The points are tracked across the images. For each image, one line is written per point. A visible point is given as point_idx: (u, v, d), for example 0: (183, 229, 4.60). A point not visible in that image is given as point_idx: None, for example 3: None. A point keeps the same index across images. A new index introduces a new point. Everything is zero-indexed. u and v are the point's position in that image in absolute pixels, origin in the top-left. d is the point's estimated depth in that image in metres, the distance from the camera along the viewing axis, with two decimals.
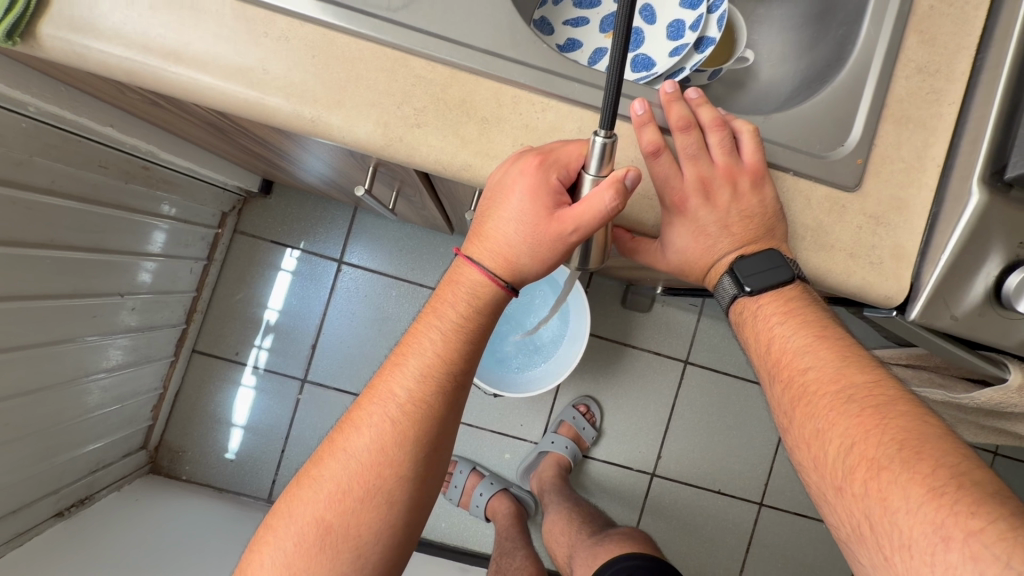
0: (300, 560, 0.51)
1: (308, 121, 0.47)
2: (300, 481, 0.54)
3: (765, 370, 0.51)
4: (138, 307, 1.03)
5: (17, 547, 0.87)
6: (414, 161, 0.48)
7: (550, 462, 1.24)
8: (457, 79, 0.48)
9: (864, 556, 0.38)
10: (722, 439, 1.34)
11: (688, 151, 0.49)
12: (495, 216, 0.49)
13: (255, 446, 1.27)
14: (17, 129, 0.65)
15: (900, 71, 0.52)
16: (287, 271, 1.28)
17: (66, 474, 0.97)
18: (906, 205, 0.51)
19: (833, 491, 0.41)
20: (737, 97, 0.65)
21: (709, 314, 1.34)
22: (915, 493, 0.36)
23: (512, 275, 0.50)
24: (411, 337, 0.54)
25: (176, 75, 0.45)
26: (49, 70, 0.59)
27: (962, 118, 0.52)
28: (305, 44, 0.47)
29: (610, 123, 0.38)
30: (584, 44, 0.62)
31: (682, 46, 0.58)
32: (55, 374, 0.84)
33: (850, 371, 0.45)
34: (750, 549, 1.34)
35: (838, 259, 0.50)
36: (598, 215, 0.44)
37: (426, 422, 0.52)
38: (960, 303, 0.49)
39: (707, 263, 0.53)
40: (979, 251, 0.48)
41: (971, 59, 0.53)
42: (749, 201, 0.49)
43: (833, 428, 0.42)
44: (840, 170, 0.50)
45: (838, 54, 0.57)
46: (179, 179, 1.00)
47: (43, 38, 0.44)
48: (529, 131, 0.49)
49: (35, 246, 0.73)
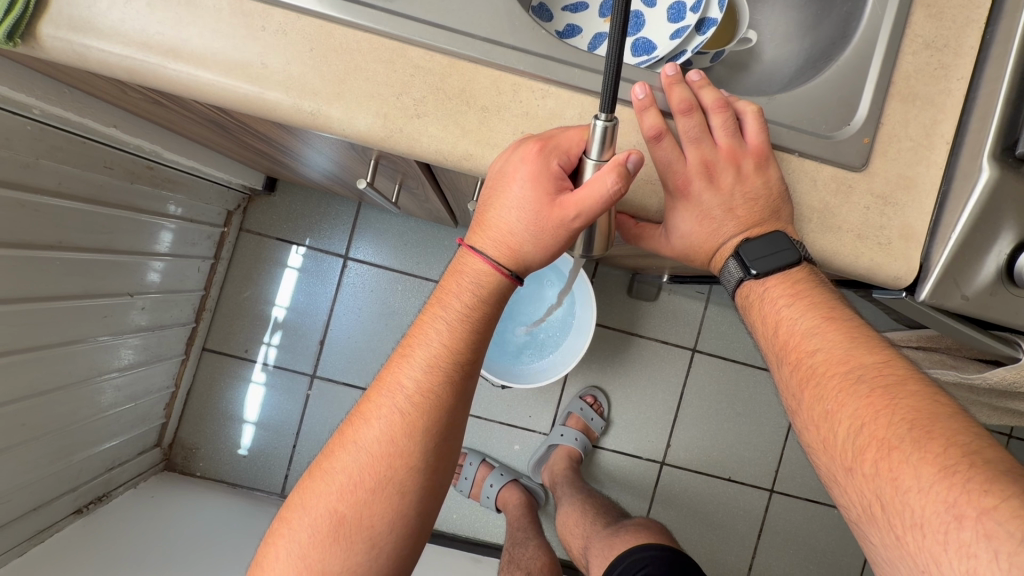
0: (315, 551, 0.51)
1: (308, 115, 0.46)
2: (312, 473, 0.55)
3: (772, 354, 0.50)
4: (148, 306, 1.04)
5: (38, 544, 0.88)
6: (415, 152, 0.48)
7: (561, 454, 1.24)
8: (456, 68, 0.48)
9: (876, 537, 0.38)
10: (731, 427, 1.34)
11: (690, 134, 0.48)
12: (497, 205, 0.48)
13: (267, 442, 1.28)
14: (22, 132, 0.65)
15: (908, 47, 0.51)
16: (294, 268, 1.28)
17: (83, 472, 0.98)
18: (914, 184, 0.50)
19: (843, 473, 0.41)
20: (741, 79, 0.64)
21: (716, 302, 1.33)
22: (927, 473, 0.35)
23: (516, 263, 0.50)
24: (418, 328, 0.54)
25: (176, 72, 0.45)
26: (53, 73, 0.59)
27: (972, 93, 0.51)
28: (304, 37, 0.47)
29: (611, 106, 0.38)
30: (584, 29, 0.61)
31: (683, 28, 0.57)
32: (68, 375, 0.85)
33: (859, 353, 0.45)
34: (762, 536, 1.34)
35: (846, 240, 0.49)
36: (600, 200, 0.44)
37: (435, 412, 0.52)
38: (971, 282, 0.48)
39: (712, 247, 0.53)
40: (991, 228, 0.47)
41: (980, 33, 0.52)
42: (754, 183, 0.49)
43: (841, 409, 0.42)
44: (846, 149, 0.50)
45: (843, 31, 0.56)
46: (183, 178, 1.00)
47: (44, 38, 0.44)
48: (530, 118, 0.48)
49: (44, 248, 0.74)
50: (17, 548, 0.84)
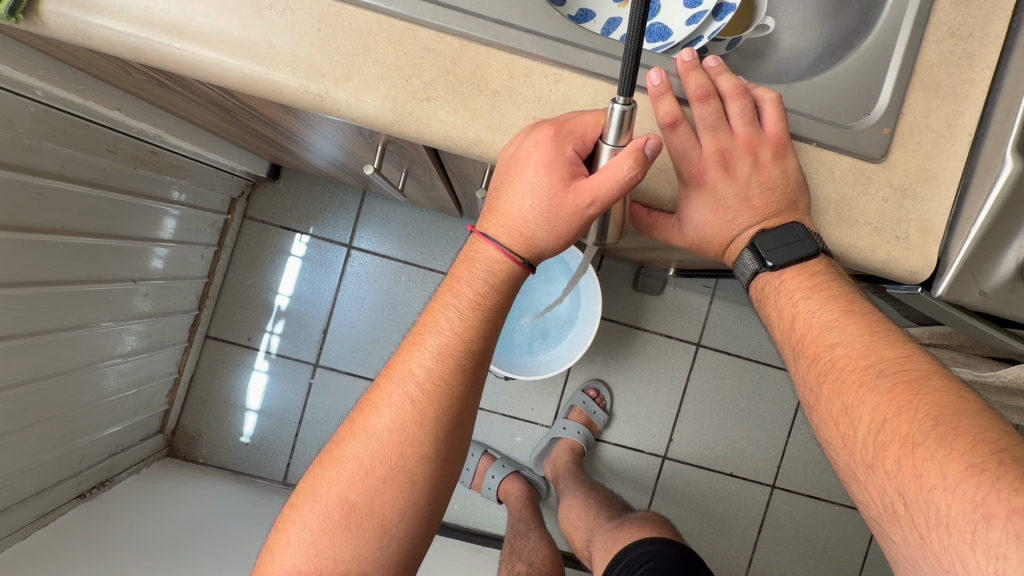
0: (325, 538, 0.51)
1: (315, 96, 0.45)
2: (321, 461, 0.54)
3: (789, 348, 0.50)
4: (151, 292, 1.03)
5: (41, 528, 0.88)
6: (424, 136, 0.46)
7: (563, 447, 1.24)
8: (468, 50, 0.47)
9: (897, 535, 0.37)
10: (734, 422, 1.33)
11: (706, 121, 0.48)
12: (510, 191, 0.48)
13: (268, 430, 1.28)
14: (25, 113, 0.64)
15: (931, 35, 0.50)
16: (297, 257, 1.28)
17: (87, 457, 0.98)
18: (934, 176, 0.49)
19: (863, 470, 0.40)
20: (757, 68, 0.62)
21: (721, 296, 1.32)
22: (953, 471, 0.34)
23: (529, 250, 0.49)
24: (428, 316, 0.53)
25: (180, 51, 0.44)
26: (58, 54, 0.58)
27: (997, 82, 0.50)
28: (312, 17, 0.45)
29: (629, 90, 0.37)
30: (598, 14, 0.59)
31: (700, 14, 0.56)
32: (72, 359, 0.85)
33: (879, 346, 0.44)
34: (762, 532, 1.34)
35: (863, 233, 0.48)
36: (617, 186, 0.43)
37: (446, 401, 0.51)
38: (989, 277, 0.47)
39: (727, 238, 0.52)
40: (1013, 222, 0.46)
41: (1007, 21, 0.51)
42: (771, 172, 0.48)
43: (862, 404, 0.41)
44: (866, 140, 0.48)
45: (864, 19, 0.55)
46: (188, 165, 0.99)
47: (46, 14, 0.43)
48: (542, 104, 0.47)
49: (47, 231, 0.73)
50: (21, 531, 0.84)
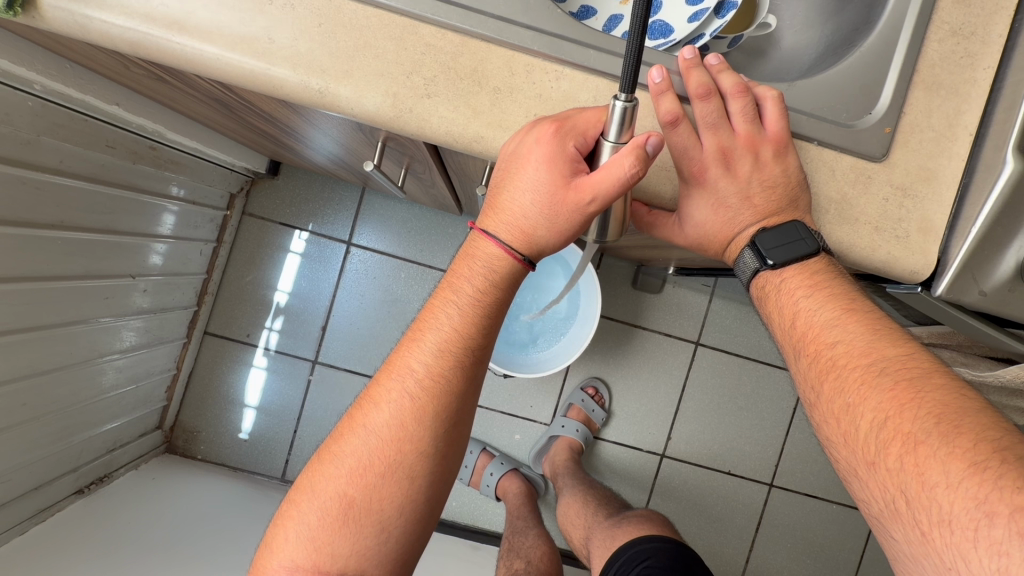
0: (324, 534, 0.51)
1: (316, 92, 0.45)
2: (320, 457, 0.54)
3: (789, 346, 0.50)
4: (150, 288, 1.03)
5: (40, 523, 0.88)
6: (425, 133, 0.46)
7: (562, 445, 1.24)
8: (469, 47, 0.46)
9: (898, 533, 0.37)
10: (733, 421, 1.33)
11: (708, 119, 0.47)
12: (511, 188, 0.47)
13: (267, 427, 1.28)
14: (23, 108, 0.64)
15: (933, 34, 0.50)
16: (296, 253, 1.27)
17: (84, 453, 0.98)
18: (935, 176, 0.48)
19: (865, 467, 0.40)
20: (758, 66, 0.62)
21: (721, 295, 1.32)
22: (955, 468, 0.34)
23: (529, 247, 0.49)
24: (428, 312, 0.53)
25: (180, 46, 0.44)
26: (57, 48, 0.58)
27: (998, 82, 0.50)
28: (311, 12, 0.45)
29: (631, 87, 0.37)
30: (599, 10, 0.59)
31: (702, 11, 0.56)
32: (69, 356, 0.85)
33: (880, 345, 0.44)
34: (760, 529, 1.34)
35: (864, 232, 0.48)
36: (618, 183, 0.43)
37: (446, 397, 0.51)
38: (989, 277, 0.47)
39: (727, 237, 0.52)
40: (1012, 222, 0.46)
41: (1009, 21, 0.50)
42: (772, 171, 0.48)
43: (864, 402, 0.41)
44: (868, 139, 0.48)
45: (866, 17, 0.55)
46: (187, 160, 0.99)
47: (45, 8, 0.43)
48: (543, 101, 0.47)
49: (47, 227, 0.73)
50: (20, 526, 0.85)
